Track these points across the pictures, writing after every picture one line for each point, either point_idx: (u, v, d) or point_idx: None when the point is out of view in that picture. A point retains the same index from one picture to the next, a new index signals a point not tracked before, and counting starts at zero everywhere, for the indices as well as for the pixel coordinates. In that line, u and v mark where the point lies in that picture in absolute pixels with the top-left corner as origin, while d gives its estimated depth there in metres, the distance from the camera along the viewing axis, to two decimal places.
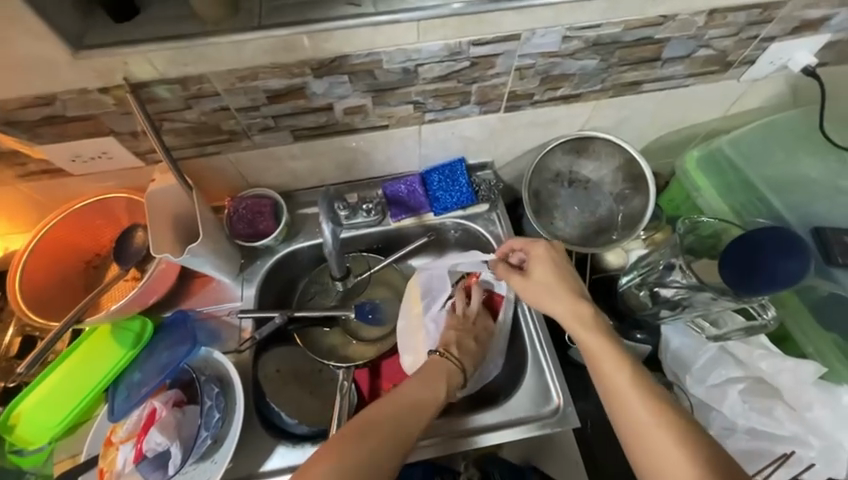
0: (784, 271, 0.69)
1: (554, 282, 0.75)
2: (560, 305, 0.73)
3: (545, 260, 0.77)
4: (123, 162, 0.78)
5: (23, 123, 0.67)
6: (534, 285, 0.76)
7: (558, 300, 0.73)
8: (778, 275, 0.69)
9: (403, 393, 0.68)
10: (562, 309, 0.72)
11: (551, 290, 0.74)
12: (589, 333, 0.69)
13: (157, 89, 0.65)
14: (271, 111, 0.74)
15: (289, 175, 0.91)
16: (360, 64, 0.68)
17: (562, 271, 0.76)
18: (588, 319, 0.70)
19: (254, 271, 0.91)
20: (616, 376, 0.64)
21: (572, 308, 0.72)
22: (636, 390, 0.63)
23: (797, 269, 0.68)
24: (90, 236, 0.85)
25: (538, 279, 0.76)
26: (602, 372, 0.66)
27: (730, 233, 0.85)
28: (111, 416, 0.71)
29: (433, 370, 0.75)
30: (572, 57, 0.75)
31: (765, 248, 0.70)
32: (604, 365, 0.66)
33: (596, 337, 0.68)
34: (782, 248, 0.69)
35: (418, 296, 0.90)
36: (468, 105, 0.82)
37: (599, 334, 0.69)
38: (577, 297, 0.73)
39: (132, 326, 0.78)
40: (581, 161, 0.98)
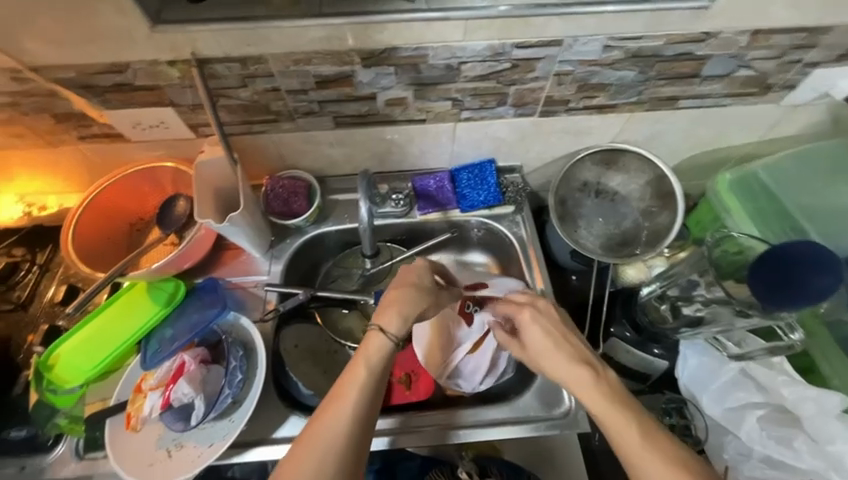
0: (820, 286, 0.68)
1: (551, 350, 0.70)
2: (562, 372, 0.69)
3: (540, 321, 0.73)
4: (177, 133, 0.84)
5: (96, 88, 0.73)
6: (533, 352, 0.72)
7: (559, 361, 0.69)
8: (806, 290, 0.69)
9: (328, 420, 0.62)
10: (569, 375, 0.68)
11: (550, 353, 0.70)
12: (600, 397, 0.65)
13: (218, 66, 0.71)
14: (318, 96, 0.78)
15: (325, 161, 0.95)
16: (407, 57, 0.72)
17: (560, 336, 0.71)
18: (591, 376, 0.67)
19: (282, 249, 0.95)
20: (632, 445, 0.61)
21: (572, 365, 0.69)
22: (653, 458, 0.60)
23: (830, 286, 0.68)
24: (137, 200, 0.91)
25: (532, 347, 0.72)
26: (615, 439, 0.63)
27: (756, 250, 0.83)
28: (143, 364, 0.75)
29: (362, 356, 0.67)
30: (611, 67, 0.77)
31: (802, 259, 0.70)
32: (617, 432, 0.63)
33: (606, 404, 0.65)
34: (821, 262, 0.69)
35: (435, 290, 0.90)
36: (504, 107, 0.85)
37: (605, 396, 0.65)
38: (578, 361, 0.69)
39: (165, 287, 0.83)
40: (609, 173, 0.99)
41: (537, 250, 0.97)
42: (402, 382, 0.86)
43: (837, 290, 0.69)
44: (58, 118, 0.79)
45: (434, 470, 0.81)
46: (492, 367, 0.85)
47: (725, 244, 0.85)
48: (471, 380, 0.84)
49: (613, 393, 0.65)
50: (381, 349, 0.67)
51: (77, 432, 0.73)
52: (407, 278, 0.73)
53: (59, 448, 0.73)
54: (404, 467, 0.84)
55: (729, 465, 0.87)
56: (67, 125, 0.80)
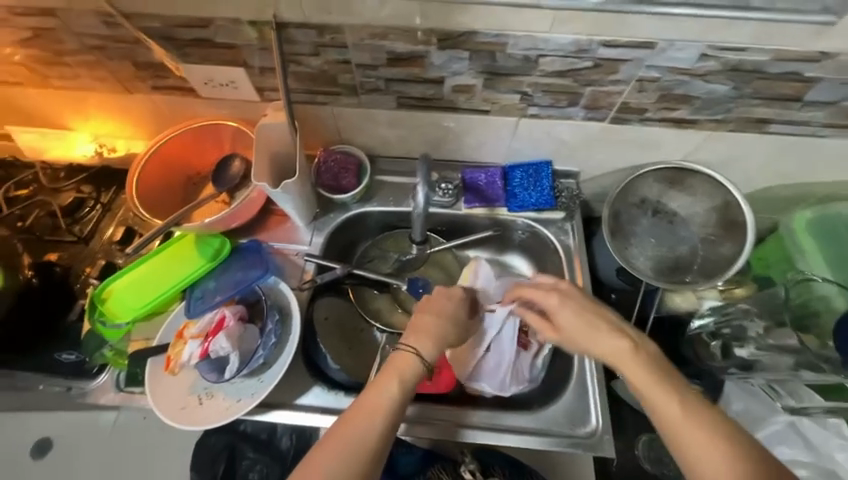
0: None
1: (586, 325, 0.68)
2: (599, 346, 0.66)
3: (571, 304, 0.70)
4: (243, 94, 0.85)
5: (177, 41, 0.75)
6: (568, 329, 0.69)
7: (598, 339, 0.67)
8: None
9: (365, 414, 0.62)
10: (607, 349, 0.65)
11: (587, 332, 0.68)
12: (639, 370, 0.62)
13: (295, 32, 0.71)
14: (386, 73, 0.77)
15: (379, 140, 0.95)
16: (485, 43, 0.69)
17: (594, 316, 0.68)
18: (631, 355, 0.64)
19: (326, 222, 0.96)
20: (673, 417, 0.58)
21: (613, 341, 0.65)
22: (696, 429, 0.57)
23: None
24: (197, 154, 0.94)
25: (566, 325, 0.69)
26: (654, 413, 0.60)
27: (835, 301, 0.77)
28: (187, 312, 0.79)
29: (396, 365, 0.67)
30: (702, 79, 0.71)
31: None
32: (655, 403, 0.60)
33: (644, 376, 0.62)
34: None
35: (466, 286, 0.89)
36: (575, 108, 0.80)
37: (642, 367, 0.62)
38: (617, 334, 0.66)
39: (213, 242, 0.86)
40: (673, 192, 0.92)
41: (583, 262, 0.92)
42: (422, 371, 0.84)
43: None
44: (138, 66, 0.82)
45: (437, 466, 0.81)
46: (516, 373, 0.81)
47: (802, 289, 0.80)
48: (494, 384, 0.81)
49: (650, 363, 0.62)
50: (413, 370, 0.67)
51: (119, 365, 0.78)
52: (438, 303, 0.76)
53: (102, 377, 0.78)
54: (407, 460, 0.82)
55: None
56: (145, 73, 0.83)
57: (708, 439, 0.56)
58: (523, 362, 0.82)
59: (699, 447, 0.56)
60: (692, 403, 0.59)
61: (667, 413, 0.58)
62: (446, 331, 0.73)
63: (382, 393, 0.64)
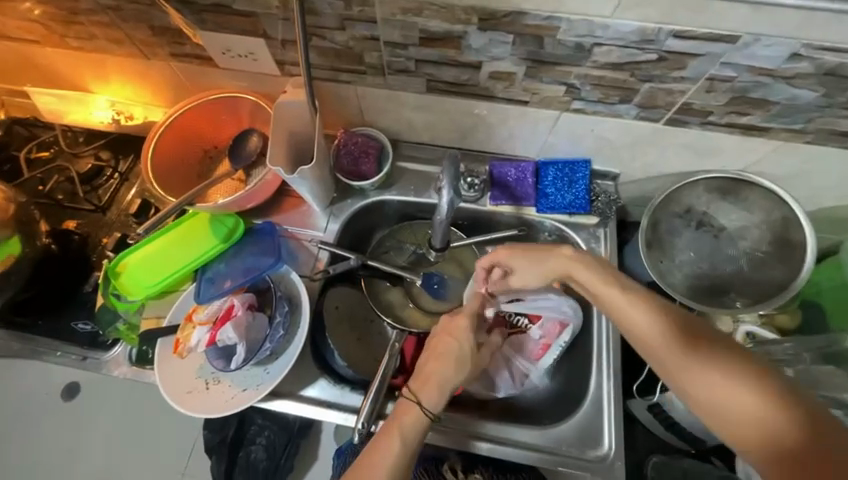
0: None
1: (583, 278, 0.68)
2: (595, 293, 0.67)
3: (514, 250, 0.75)
4: (263, 67, 0.79)
5: (194, 5, 0.69)
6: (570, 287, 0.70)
7: (552, 257, 0.73)
8: None
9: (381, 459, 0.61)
10: (560, 264, 0.71)
11: (540, 254, 0.74)
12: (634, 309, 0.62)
13: (320, 2, 0.64)
14: (418, 54, 0.69)
15: (404, 124, 0.88)
16: (534, 26, 0.60)
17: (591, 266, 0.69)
18: (582, 264, 0.70)
19: (342, 208, 0.91)
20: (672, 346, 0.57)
21: (564, 258, 0.71)
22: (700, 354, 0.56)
23: None
24: (214, 127, 0.90)
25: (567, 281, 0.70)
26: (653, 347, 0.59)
27: None
28: (196, 295, 0.77)
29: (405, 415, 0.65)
30: (786, 82, 0.61)
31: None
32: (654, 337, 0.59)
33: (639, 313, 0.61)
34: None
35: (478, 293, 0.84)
36: (627, 105, 0.71)
37: (637, 304, 0.62)
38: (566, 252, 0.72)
39: (227, 222, 0.83)
40: (724, 204, 0.81)
41: None
42: None
43: None
44: (154, 30, 0.77)
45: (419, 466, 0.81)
46: (520, 376, 0.79)
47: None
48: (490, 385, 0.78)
49: (602, 270, 0.68)
50: (416, 418, 0.65)
51: (132, 340, 0.79)
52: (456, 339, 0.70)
53: (115, 349, 0.79)
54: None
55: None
56: (162, 39, 0.78)
57: (714, 370, 0.54)
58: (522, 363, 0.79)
59: (705, 374, 0.54)
60: (693, 334, 0.57)
61: (665, 343, 0.58)
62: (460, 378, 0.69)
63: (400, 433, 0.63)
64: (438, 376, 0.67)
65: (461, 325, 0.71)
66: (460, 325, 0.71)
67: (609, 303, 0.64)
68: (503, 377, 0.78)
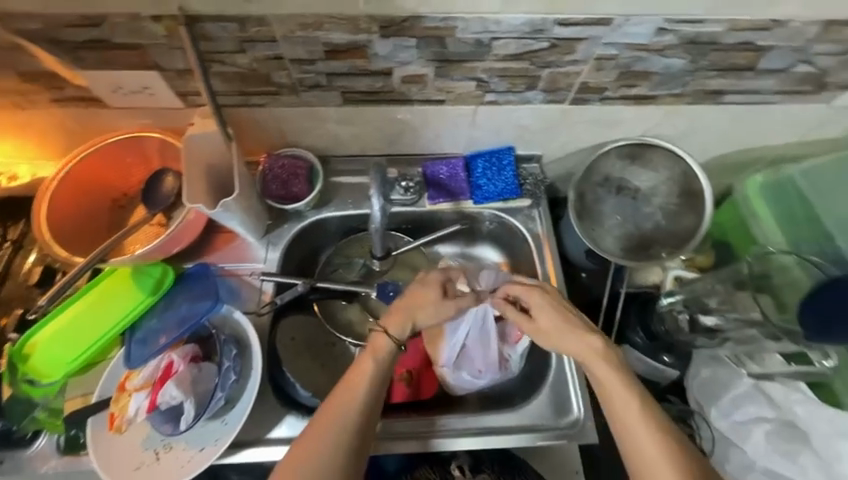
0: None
1: (557, 323, 0.70)
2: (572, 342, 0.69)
3: (546, 305, 0.71)
4: (163, 101, 0.74)
5: (66, 43, 0.62)
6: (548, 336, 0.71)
7: (536, 304, 0.72)
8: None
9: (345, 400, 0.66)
10: (541, 313, 0.72)
11: (540, 304, 0.72)
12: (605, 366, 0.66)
13: (211, 26, 0.61)
14: (326, 68, 0.69)
15: (329, 139, 0.86)
16: (433, 28, 0.62)
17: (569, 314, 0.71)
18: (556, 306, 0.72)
19: (280, 234, 0.87)
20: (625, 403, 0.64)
21: (547, 299, 0.72)
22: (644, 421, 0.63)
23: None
24: (120, 173, 0.82)
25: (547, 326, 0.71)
26: (608, 395, 0.65)
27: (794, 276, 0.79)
28: (127, 361, 0.69)
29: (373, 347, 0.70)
30: (659, 54, 0.69)
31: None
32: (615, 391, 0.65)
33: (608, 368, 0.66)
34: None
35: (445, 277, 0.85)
36: (534, 91, 0.76)
37: (598, 358, 0.67)
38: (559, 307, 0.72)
39: (153, 272, 0.76)
40: (634, 168, 0.90)
41: (553, 249, 0.90)
42: (403, 379, 0.83)
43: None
44: (24, 76, 0.68)
45: (425, 467, 0.78)
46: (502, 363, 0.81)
47: (761, 262, 0.81)
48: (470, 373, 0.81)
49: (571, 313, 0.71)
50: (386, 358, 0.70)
51: (56, 428, 0.69)
52: (427, 282, 0.74)
53: (39, 442, 0.69)
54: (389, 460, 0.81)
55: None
56: (36, 84, 0.70)
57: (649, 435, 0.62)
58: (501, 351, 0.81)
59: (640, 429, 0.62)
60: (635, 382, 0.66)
61: (628, 407, 0.64)
62: (432, 320, 0.73)
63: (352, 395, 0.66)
64: (409, 316, 0.72)
65: (434, 275, 0.75)
66: (433, 279, 0.74)
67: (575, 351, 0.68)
68: (483, 361, 0.81)
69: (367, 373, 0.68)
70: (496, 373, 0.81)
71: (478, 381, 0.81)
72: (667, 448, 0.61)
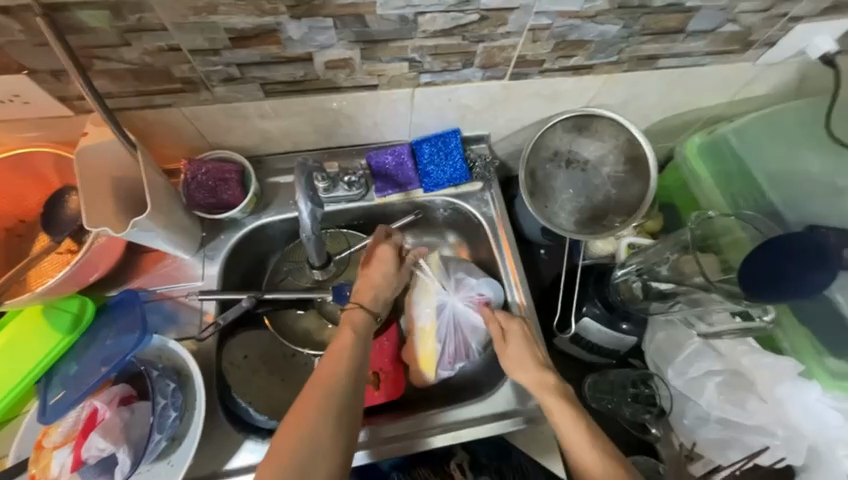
0: (807, 288, 0.63)
1: (526, 354, 0.74)
2: (525, 372, 0.73)
3: (518, 338, 0.76)
4: (44, 109, 0.62)
5: None
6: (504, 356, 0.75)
7: (513, 341, 0.76)
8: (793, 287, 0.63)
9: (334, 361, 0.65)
10: (513, 349, 0.75)
11: (518, 339, 0.76)
12: (553, 396, 0.69)
13: (81, 15, 0.51)
14: (236, 57, 0.60)
15: (258, 137, 0.78)
16: (348, 5, 0.56)
17: (534, 347, 0.75)
18: (519, 334, 0.76)
19: (217, 247, 0.79)
20: (570, 428, 0.66)
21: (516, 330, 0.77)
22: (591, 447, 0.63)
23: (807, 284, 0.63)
24: (11, 198, 0.71)
25: (515, 354, 0.75)
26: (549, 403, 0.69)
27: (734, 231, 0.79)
28: (42, 416, 0.61)
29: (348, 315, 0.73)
30: (592, 21, 0.66)
31: (792, 251, 0.63)
32: (560, 416, 0.67)
33: (555, 397, 0.69)
34: (812, 255, 0.63)
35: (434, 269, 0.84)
36: (471, 69, 0.72)
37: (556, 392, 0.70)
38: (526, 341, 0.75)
39: (68, 306, 0.67)
40: (582, 139, 0.88)
41: (509, 231, 0.88)
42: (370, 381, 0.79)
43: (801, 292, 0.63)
44: None
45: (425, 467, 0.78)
46: (465, 350, 0.82)
47: (705, 226, 0.81)
48: (443, 366, 0.81)
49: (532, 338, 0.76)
50: (365, 321, 0.73)
51: None
52: (385, 254, 0.79)
53: None
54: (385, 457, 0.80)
55: (695, 440, 0.86)
56: None
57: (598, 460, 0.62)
58: (465, 337, 0.81)
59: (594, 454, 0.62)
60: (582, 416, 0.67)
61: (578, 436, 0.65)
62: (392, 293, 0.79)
63: (348, 355, 0.67)
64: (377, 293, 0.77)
65: (388, 253, 0.79)
66: (388, 254, 0.79)
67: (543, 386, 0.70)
68: (450, 352, 0.81)
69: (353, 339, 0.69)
70: (460, 364, 0.82)
71: (444, 372, 0.81)
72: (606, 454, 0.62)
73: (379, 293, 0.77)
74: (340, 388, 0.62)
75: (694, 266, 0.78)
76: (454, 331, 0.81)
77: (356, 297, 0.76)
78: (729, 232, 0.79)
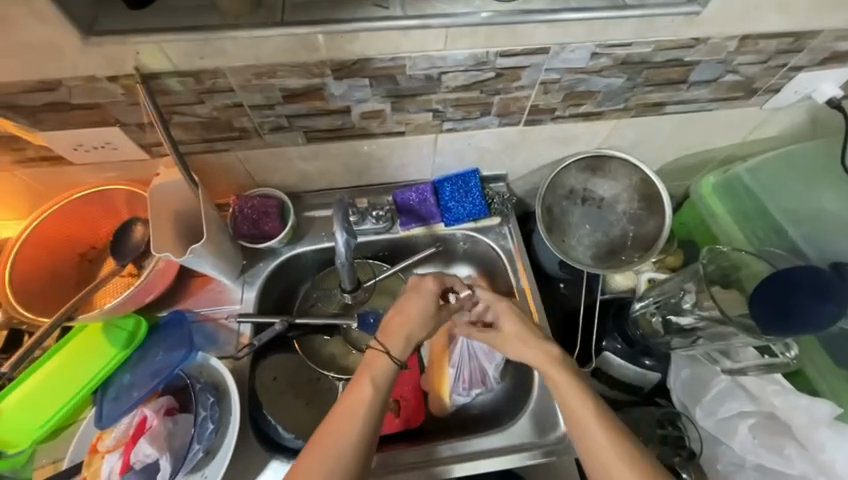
0: (821, 320, 0.65)
1: (520, 332, 0.72)
2: (526, 346, 0.71)
3: (509, 309, 0.74)
4: (127, 153, 0.74)
5: (25, 108, 0.63)
6: (501, 336, 0.74)
7: (506, 315, 0.74)
8: (808, 318, 0.65)
9: (354, 405, 0.63)
10: (506, 326, 0.74)
11: (507, 312, 0.74)
12: (557, 369, 0.67)
13: (169, 81, 0.62)
14: (286, 111, 0.71)
15: (298, 177, 0.88)
16: (382, 68, 0.66)
17: (532, 326, 0.73)
18: (511, 309, 0.75)
19: (256, 273, 0.87)
20: (581, 409, 0.63)
21: (505, 303, 0.75)
22: (606, 433, 0.61)
23: (822, 317, 0.64)
24: (87, 227, 0.82)
25: (509, 329, 0.73)
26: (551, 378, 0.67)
27: (753, 267, 0.79)
28: (99, 421, 0.67)
29: (370, 360, 0.68)
30: (598, 75, 0.74)
31: (806, 285, 0.66)
32: (568, 396, 0.64)
33: (560, 374, 0.66)
34: (824, 289, 0.66)
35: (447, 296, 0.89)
36: (488, 117, 0.80)
37: (561, 371, 0.67)
38: (518, 317, 0.74)
39: (126, 325, 0.75)
40: (596, 179, 0.93)
41: (526, 264, 0.92)
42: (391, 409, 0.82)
43: (816, 325, 0.65)
44: None
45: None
46: (481, 378, 0.84)
47: (720, 261, 0.81)
48: (458, 392, 0.83)
49: (524, 315, 0.74)
50: (387, 371, 0.67)
51: None
52: (426, 293, 0.72)
53: None
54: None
55: None
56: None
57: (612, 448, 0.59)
58: (481, 365, 0.84)
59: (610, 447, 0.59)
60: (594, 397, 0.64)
61: (584, 415, 0.62)
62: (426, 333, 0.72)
63: (371, 400, 0.64)
64: (409, 338, 0.70)
65: (429, 284, 0.73)
66: (428, 286, 0.73)
67: (544, 366, 0.68)
68: (465, 379, 0.83)
69: (379, 380, 0.66)
70: (477, 391, 0.83)
71: (460, 398, 0.83)
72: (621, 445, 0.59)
73: (412, 337, 0.70)
74: (355, 435, 0.61)
75: (708, 300, 0.79)
76: (467, 356, 0.84)
77: (383, 339, 0.69)
78: (747, 267, 0.80)
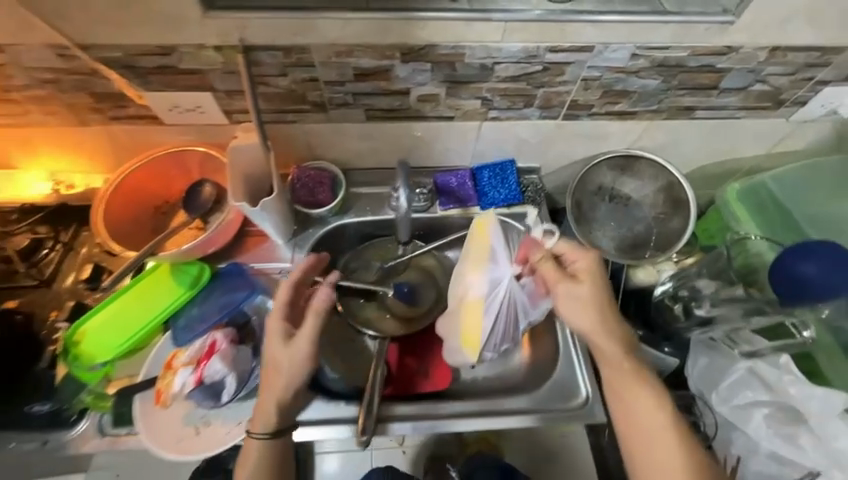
0: None
1: (589, 300, 0.73)
2: (590, 314, 0.73)
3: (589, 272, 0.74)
4: (211, 118, 0.85)
5: (139, 70, 0.74)
6: (573, 296, 0.73)
7: (582, 280, 0.74)
8: None
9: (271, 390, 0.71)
10: (581, 289, 0.74)
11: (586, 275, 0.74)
12: (616, 339, 0.72)
13: (263, 54, 0.73)
14: (354, 88, 0.80)
15: (351, 154, 0.97)
16: (445, 55, 0.75)
17: (604, 293, 0.74)
18: (591, 273, 0.75)
19: (305, 238, 0.95)
20: (629, 375, 0.71)
21: (588, 266, 0.75)
22: (651, 397, 0.70)
23: None
24: (164, 183, 0.93)
25: (583, 292, 0.73)
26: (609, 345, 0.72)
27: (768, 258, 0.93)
28: (175, 342, 0.81)
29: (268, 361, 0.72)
30: (636, 75, 0.81)
31: None
32: (622, 364, 0.71)
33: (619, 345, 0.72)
34: None
35: (485, 235, 0.85)
36: (531, 108, 0.88)
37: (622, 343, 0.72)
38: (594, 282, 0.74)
39: (190, 269, 0.86)
40: (625, 178, 0.99)
41: None
42: (419, 372, 0.92)
43: None
44: (97, 97, 0.80)
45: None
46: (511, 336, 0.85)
47: (738, 247, 0.96)
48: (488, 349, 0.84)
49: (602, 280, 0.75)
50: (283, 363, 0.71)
51: (102, 407, 0.77)
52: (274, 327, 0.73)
53: (81, 425, 0.76)
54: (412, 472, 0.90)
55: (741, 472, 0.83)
56: (105, 104, 0.81)
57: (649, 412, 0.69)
58: (516, 324, 0.84)
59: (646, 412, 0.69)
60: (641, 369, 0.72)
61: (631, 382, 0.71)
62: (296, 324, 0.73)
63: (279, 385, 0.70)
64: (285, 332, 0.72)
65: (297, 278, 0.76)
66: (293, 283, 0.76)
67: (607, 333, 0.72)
68: (497, 335, 0.83)
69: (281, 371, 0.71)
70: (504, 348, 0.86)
71: (487, 355, 0.85)
72: (660, 410, 0.69)
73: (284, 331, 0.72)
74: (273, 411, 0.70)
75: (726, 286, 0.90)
76: (506, 308, 0.82)
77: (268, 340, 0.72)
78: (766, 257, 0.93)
